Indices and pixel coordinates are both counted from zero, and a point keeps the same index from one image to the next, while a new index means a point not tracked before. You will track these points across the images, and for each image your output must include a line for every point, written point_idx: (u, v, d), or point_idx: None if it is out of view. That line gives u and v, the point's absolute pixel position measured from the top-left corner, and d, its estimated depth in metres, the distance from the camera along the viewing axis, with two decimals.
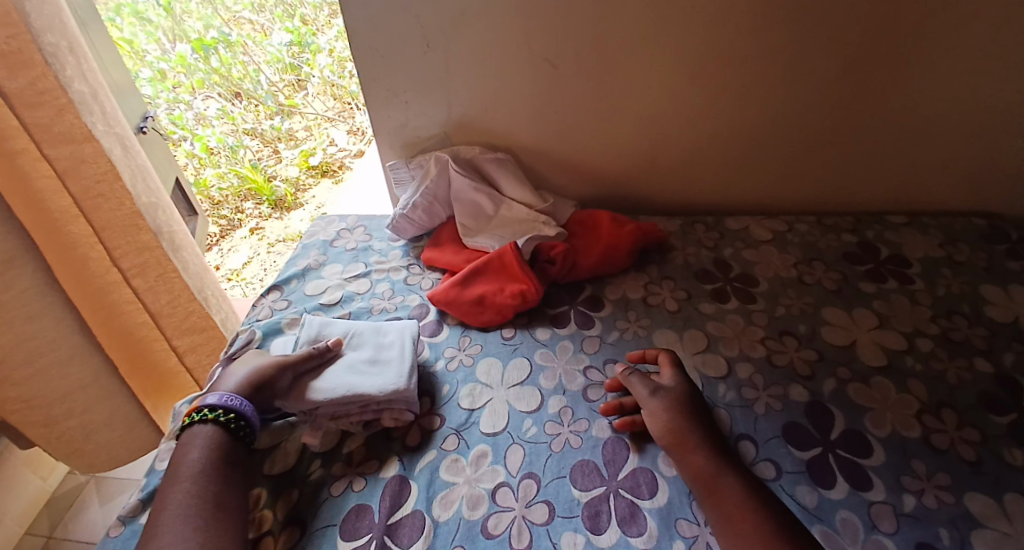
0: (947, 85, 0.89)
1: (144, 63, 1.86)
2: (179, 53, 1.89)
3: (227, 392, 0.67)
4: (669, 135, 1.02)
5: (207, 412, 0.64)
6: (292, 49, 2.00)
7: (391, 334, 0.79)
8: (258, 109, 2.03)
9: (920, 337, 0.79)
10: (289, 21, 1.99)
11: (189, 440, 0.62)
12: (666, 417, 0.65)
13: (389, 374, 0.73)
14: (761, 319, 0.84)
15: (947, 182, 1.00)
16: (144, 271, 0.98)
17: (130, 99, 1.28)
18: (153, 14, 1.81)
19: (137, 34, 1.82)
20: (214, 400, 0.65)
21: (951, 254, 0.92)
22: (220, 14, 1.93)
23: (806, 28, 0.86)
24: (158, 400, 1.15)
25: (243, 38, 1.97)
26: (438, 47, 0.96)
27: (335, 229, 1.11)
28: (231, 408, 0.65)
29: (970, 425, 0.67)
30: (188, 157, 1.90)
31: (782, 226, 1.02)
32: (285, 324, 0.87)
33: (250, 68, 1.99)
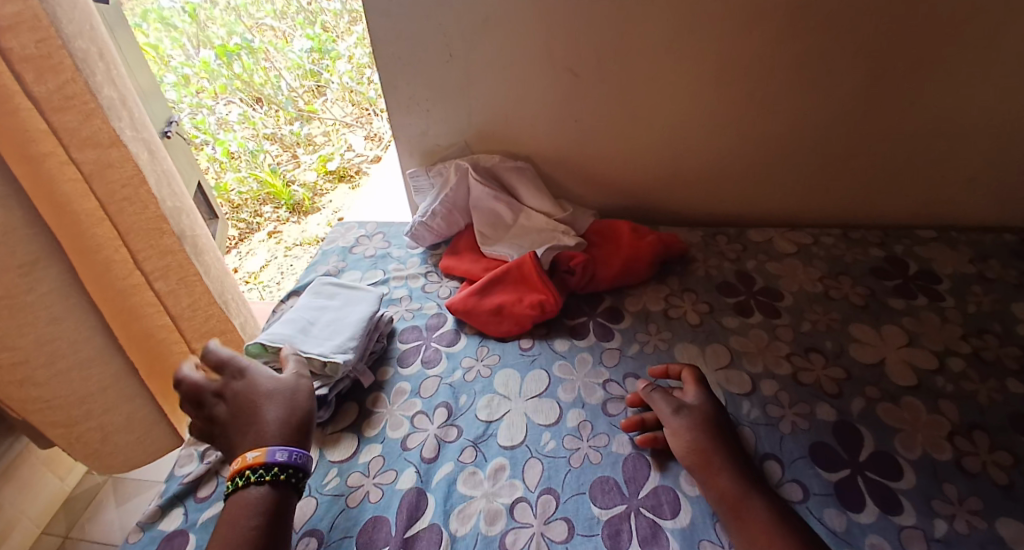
0: (981, 96, 0.87)
1: (168, 68, 1.90)
2: (202, 59, 1.92)
3: (289, 447, 0.59)
4: (690, 145, 1.00)
5: (275, 473, 0.56)
6: (313, 55, 2.03)
7: (318, 296, 0.86)
8: (279, 114, 2.06)
9: (951, 356, 0.76)
10: (310, 28, 2.02)
11: (252, 502, 0.55)
12: (691, 436, 0.63)
13: (361, 295, 0.87)
14: (786, 334, 0.82)
15: (979, 194, 0.97)
16: (166, 275, 0.99)
17: (152, 101, 1.31)
18: (178, 20, 1.86)
19: (162, 40, 1.87)
20: (262, 459, 0.57)
21: (982, 270, 0.89)
22: (243, 21, 1.97)
23: (835, 35, 0.84)
24: (174, 403, 1.18)
25: (265, 45, 2.00)
26: (459, 55, 0.96)
27: (354, 236, 1.11)
28: (283, 464, 0.57)
29: (1003, 448, 0.65)
30: (209, 161, 1.94)
31: (807, 239, 1.00)
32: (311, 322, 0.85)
33: (271, 74, 2.02)
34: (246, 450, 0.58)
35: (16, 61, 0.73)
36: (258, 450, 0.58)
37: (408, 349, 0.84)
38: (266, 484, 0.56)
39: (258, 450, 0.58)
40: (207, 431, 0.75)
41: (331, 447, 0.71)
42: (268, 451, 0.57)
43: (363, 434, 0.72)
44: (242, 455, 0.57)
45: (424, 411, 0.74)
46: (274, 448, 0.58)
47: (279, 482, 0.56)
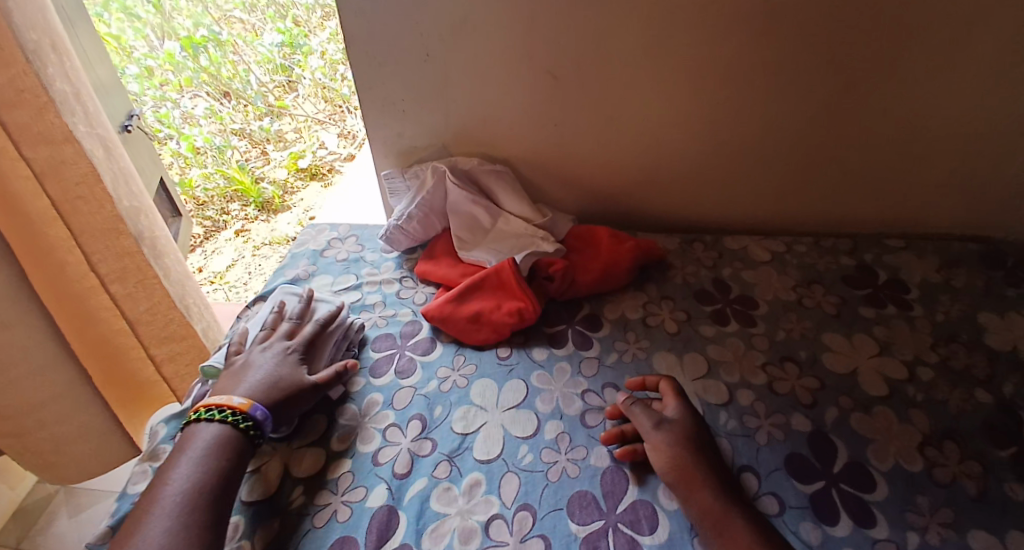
0: (949, 109, 0.89)
1: (130, 60, 1.87)
2: (167, 50, 1.89)
3: (262, 405, 0.65)
4: (668, 152, 1.00)
5: (241, 421, 0.63)
6: (284, 50, 1.98)
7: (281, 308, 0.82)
8: (247, 110, 2.01)
9: (921, 366, 0.77)
10: (281, 22, 2.00)
11: (210, 434, 0.61)
12: (672, 452, 0.63)
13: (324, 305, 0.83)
14: (761, 343, 0.82)
15: (945, 204, 1.00)
16: (123, 277, 0.94)
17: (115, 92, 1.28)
18: (141, 10, 1.84)
19: (125, 31, 1.84)
20: (245, 404, 0.64)
21: (950, 278, 0.92)
22: (211, 13, 1.93)
23: (811, 47, 0.85)
24: (133, 411, 1.12)
25: (235, 37, 1.97)
26: (437, 56, 0.94)
27: (325, 239, 1.07)
28: (257, 420, 0.64)
29: (973, 458, 0.66)
30: (173, 156, 1.86)
31: (781, 247, 1.01)
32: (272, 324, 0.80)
33: (240, 67, 1.97)
34: (233, 391, 0.66)
35: None
36: (245, 399, 0.65)
37: (381, 358, 0.81)
38: (231, 429, 0.62)
39: (245, 398, 0.65)
40: (163, 446, 0.71)
41: (297, 463, 0.68)
42: (252, 404, 0.64)
43: (331, 449, 0.69)
44: (232, 395, 0.65)
45: (397, 424, 0.72)
46: (257, 404, 0.65)
47: (243, 434, 0.63)
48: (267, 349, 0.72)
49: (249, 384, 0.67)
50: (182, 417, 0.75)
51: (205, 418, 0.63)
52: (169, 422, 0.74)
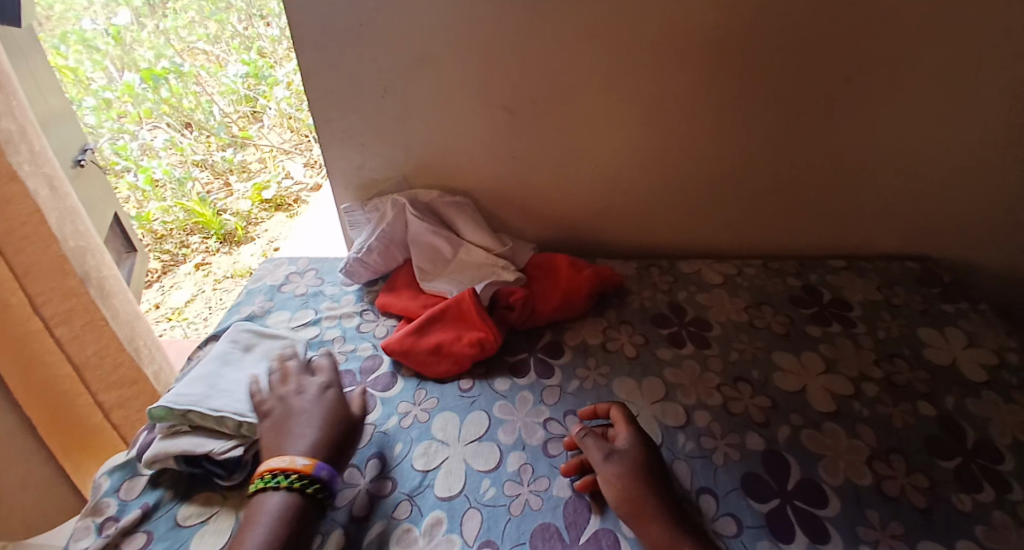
0: (881, 138, 0.95)
1: (88, 91, 1.81)
2: (126, 82, 1.85)
3: (324, 463, 0.63)
4: (623, 180, 1.04)
5: (307, 484, 0.60)
6: (248, 80, 1.97)
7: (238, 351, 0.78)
8: (210, 140, 2.01)
9: (865, 382, 0.81)
10: (246, 53, 1.97)
11: (274, 505, 0.58)
12: (623, 485, 0.63)
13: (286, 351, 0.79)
14: (716, 364, 0.84)
15: (883, 227, 1.06)
16: (69, 320, 0.92)
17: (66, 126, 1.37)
18: (101, 42, 1.79)
19: (82, 62, 1.78)
20: (308, 467, 0.61)
21: (889, 297, 0.97)
22: (173, 44, 1.91)
23: (752, 83, 0.91)
24: (79, 461, 1.06)
25: (196, 69, 1.94)
26: (395, 91, 0.96)
27: (283, 273, 1.04)
28: (323, 481, 0.61)
29: (919, 471, 0.69)
30: (130, 189, 1.88)
31: (732, 269, 1.05)
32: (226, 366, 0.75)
33: (202, 98, 1.96)
34: (291, 453, 0.63)
35: None
36: (308, 459, 0.62)
37: None
38: (299, 496, 0.59)
39: (306, 459, 0.62)
40: (107, 499, 0.67)
41: None
42: (315, 464, 0.62)
43: None
44: (294, 457, 0.62)
45: (355, 465, 0.70)
46: (321, 464, 0.62)
47: (311, 498, 0.60)
48: (304, 391, 0.71)
49: (302, 435, 0.65)
50: (128, 466, 0.71)
51: (271, 486, 0.60)
52: (112, 473, 0.70)
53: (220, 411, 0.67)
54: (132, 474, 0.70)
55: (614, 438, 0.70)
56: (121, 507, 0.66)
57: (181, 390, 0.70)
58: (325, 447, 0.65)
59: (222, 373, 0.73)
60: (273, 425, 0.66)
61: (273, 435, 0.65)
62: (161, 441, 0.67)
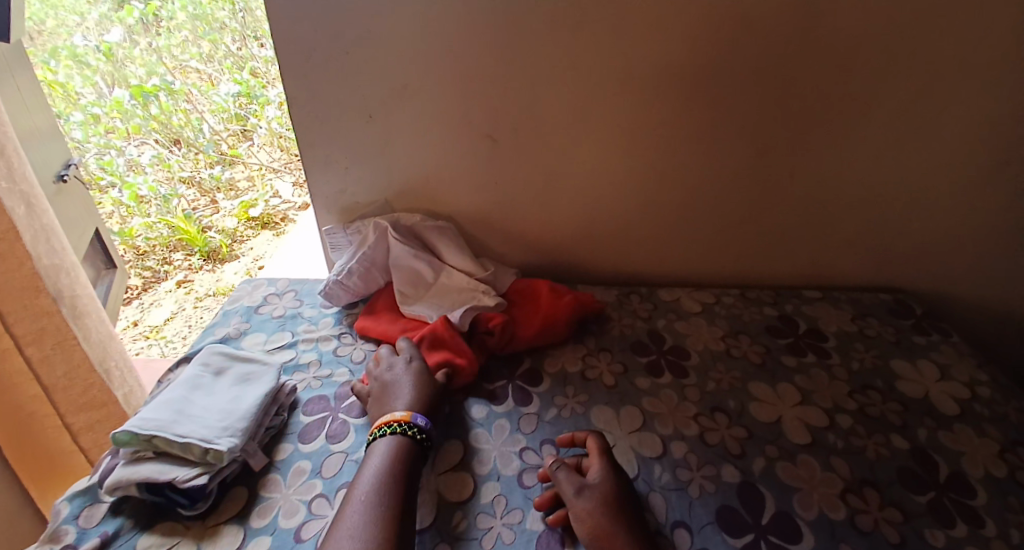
0: (852, 173, 0.98)
1: (77, 106, 1.83)
2: (115, 98, 1.85)
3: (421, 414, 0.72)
4: (603, 208, 1.05)
5: (411, 428, 0.69)
6: (240, 99, 1.97)
7: (209, 374, 0.75)
8: (198, 157, 2.01)
9: (840, 413, 0.81)
10: (238, 73, 1.95)
11: (388, 444, 0.67)
12: (594, 522, 0.62)
13: (259, 372, 0.77)
14: (693, 394, 0.84)
15: (856, 258, 1.08)
16: (40, 339, 0.99)
17: (52, 143, 1.41)
18: (92, 58, 1.79)
19: (72, 77, 1.79)
20: (410, 415, 0.71)
21: (863, 327, 0.98)
22: (165, 62, 1.91)
23: (727, 119, 0.93)
24: (46, 488, 1.12)
25: (188, 86, 1.95)
26: (378, 117, 0.97)
27: (261, 295, 1.02)
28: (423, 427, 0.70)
29: (892, 505, 0.69)
30: (115, 205, 1.87)
31: (710, 298, 1.06)
32: (195, 390, 0.72)
33: (193, 116, 1.96)
34: (389, 411, 0.72)
35: None
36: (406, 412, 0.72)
37: (312, 421, 0.75)
38: (405, 438, 0.68)
39: (405, 412, 0.72)
40: (66, 526, 0.64)
41: (211, 542, 0.62)
42: (413, 414, 0.71)
43: (248, 525, 0.63)
44: (394, 411, 0.72)
45: (324, 494, 0.66)
46: (417, 414, 0.72)
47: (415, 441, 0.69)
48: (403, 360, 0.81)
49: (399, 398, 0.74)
50: (90, 492, 0.67)
51: (379, 434, 0.69)
52: (72, 499, 0.67)
53: (186, 438, 0.65)
54: (95, 500, 0.66)
55: (587, 470, 0.69)
56: (80, 535, 0.62)
57: (146, 414, 0.67)
58: (420, 405, 0.74)
59: (191, 398, 0.71)
60: (377, 392, 0.76)
61: (377, 403, 0.75)
62: (124, 467, 0.64)
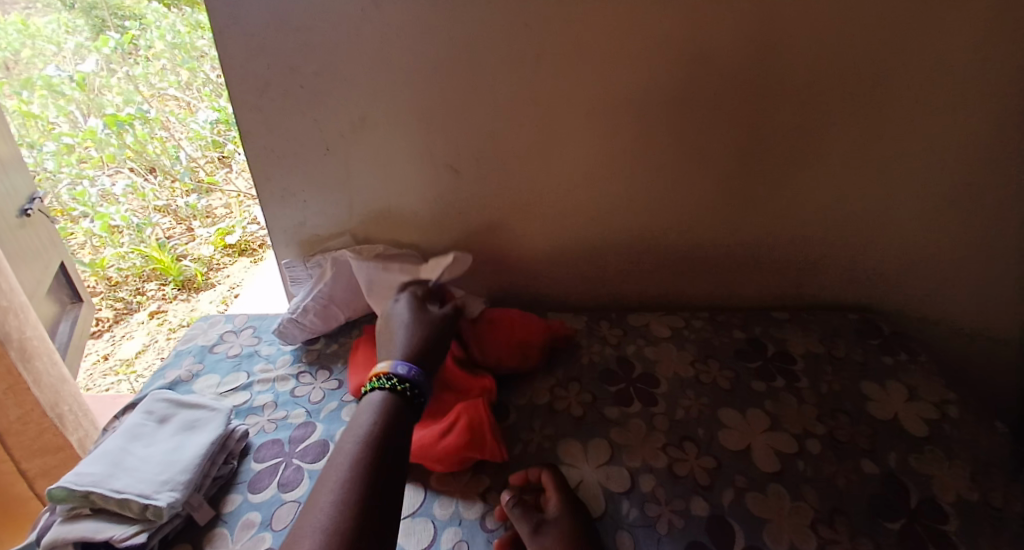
0: (812, 195, 0.98)
1: (49, 136, 1.78)
2: (89, 128, 1.82)
3: (406, 364, 0.69)
4: (569, 235, 1.04)
5: (395, 382, 0.67)
6: (218, 126, 1.96)
7: (153, 422, 0.72)
8: (174, 186, 1.96)
9: (809, 439, 0.80)
10: (216, 101, 1.95)
11: (374, 402, 0.65)
12: None
13: (208, 417, 0.74)
14: (662, 423, 0.82)
15: (823, 279, 1.08)
16: None
17: (15, 175, 1.38)
18: (66, 87, 1.78)
19: (45, 107, 1.77)
20: (388, 368, 0.69)
21: (831, 348, 0.98)
22: (141, 90, 1.87)
23: (687, 145, 0.94)
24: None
25: (164, 114, 1.92)
26: (337, 149, 0.95)
27: (217, 333, 0.98)
28: (404, 377, 0.68)
29: (864, 535, 0.67)
30: (87, 234, 1.84)
31: (679, 322, 1.05)
32: (136, 440, 0.69)
33: (169, 143, 1.93)
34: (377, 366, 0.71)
35: None
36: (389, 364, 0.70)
37: (264, 469, 0.72)
38: (390, 393, 0.66)
39: (387, 365, 0.70)
40: None
41: None
42: (393, 365, 0.69)
43: None
44: (378, 365, 0.70)
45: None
46: (399, 364, 0.69)
47: (403, 395, 0.66)
48: (399, 302, 0.86)
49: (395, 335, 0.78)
50: None
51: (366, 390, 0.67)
52: None
53: (123, 494, 0.61)
54: None
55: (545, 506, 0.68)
56: None
57: (81, 468, 0.64)
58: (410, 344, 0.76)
59: (131, 449, 0.67)
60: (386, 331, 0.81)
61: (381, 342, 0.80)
62: (59, 526, 0.60)
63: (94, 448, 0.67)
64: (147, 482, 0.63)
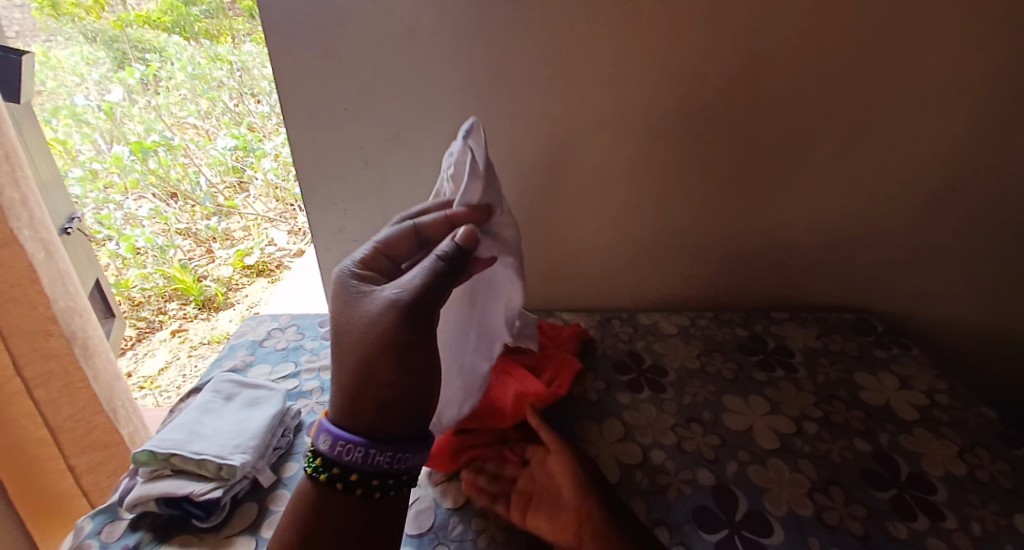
0: (807, 201, 1.07)
1: (75, 163, 1.82)
2: (114, 154, 1.90)
3: (336, 441, 0.59)
4: (584, 240, 1.14)
5: (321, 468, 0.59)
6: (236, 152, 1.99)
7: (221, 400, 0.81)
8: (194, 210, 2.05)
9: (807, 421, 0.88)
10: (235, 128, 1.97)
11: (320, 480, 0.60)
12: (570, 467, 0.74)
13: (268, 397, 0.83)
14: (671, 406, 0.90)
15: (819, 281, 1.17)
16: (48, 382, 1.07)
17: (55, 196, 1.49)
18: (91, 116, 1.82)
19: (71, 135, 1.79)
20: (313, 440, 0.60)
21: (827, 343, 1.06)
22: (163, 119, 1.93)
23: (692, 157, 1.04)
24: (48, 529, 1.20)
25: (186, 142, 1.98)
26: (374, 164, 1.07)
27: (265, 329, 1.08)
28: (328, 456, 0.59)
29: (856, 501, 0.75)
30: (110, 257, 1.92)
31: (686, 321, 1.13)
32: (207, 414, 0.78)
33: (190, 169, 2.00)
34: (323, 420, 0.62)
35: None
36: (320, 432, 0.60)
37: None
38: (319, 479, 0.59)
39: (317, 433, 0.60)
40: (89, 541, 0.67)
41: None
42: (319, 442, 0.59)
43: (259, 535, 0.67)
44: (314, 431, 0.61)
45: None
46: (324, 440, 0.59)
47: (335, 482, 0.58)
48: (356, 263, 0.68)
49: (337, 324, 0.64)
50: (111, 510, 0.71)
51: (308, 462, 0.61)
52: (94, 516, 0.70)
53: (202, 455, 0.70)
54: (114, 516, 0.70)
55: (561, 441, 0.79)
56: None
57: (162, 435, 0.73)
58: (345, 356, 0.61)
59: (203, 421, 0.76)
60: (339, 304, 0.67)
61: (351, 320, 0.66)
62: (143, 485, 0.68)
63: (172, 420, 0.76)
64: (222, 447, 0.72)
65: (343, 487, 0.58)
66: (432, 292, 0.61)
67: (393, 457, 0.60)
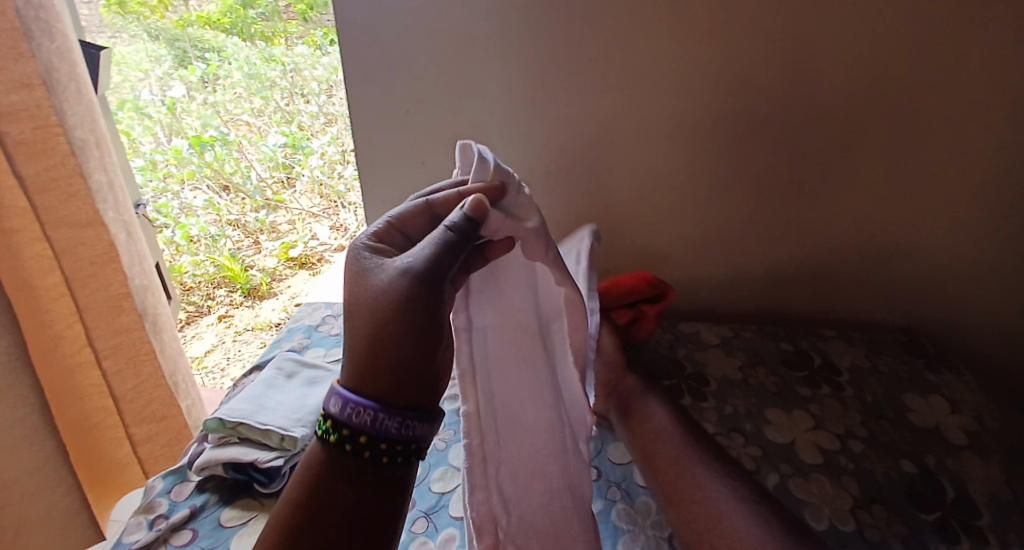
0: (860, 217, 1.06)
1: (137, 153, 1.94)
2: (174, 146, 1.97)
3: (347, 397, 0.47)
4: (629, 246, 1.15)
5: (330, 430, 0.47)
6: (286, 150, 2.09)
7: (283, 375, 0.87)
8: (244, 203, 2.10)
9: (851, 439, 0.87)
10: (286, 126, 2.08)
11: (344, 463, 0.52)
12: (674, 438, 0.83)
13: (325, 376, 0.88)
14: (711, 415, 0.91)
15: (868, 299, 1.14)
16: (115, 353, 1.07)
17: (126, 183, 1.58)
18: (153, 110, 1.93)
19: (133, 127, 1.91)
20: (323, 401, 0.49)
21: (876, 363, 1.04)
22: (219, 115, 2.04)
23: (741, 168, 1.04)
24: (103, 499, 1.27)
25: (240, 138, 2.08)
26: (430, 163, 1.11)
27: (320, 315, 1.14)
28: (338, 419, 0.47)
29: (899, 521, 0.73)
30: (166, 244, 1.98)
31: (729, 332, 1.13)
32: (270, 388, 0.83)
33: (242, 164, 2.08)
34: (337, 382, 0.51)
35: (15, 146, 0.87)
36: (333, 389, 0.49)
37: None
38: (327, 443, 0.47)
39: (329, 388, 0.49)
40: (160, 499, 0.73)
41: None
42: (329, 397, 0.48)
43: None
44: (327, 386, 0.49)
45: None
46: (335, 394, 0.48)
47: (343, 447, 0.46)
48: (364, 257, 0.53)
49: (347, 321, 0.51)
50: (181, 472, 0.77)
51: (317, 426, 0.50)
52: (164, 476, 0.77)
53: (267, 425, 0.75)
54: (184, 478, 0.76)
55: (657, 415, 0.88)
56: (172, 507, 0.72)
57: (230, 405, 0.79)
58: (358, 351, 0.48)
59: (267, 394, 0.82)
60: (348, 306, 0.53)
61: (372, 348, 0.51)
62: (211, 450, 0.74)
63: (240, 390, 0.82)
64: (286, 417, 0.77)
65: (353, 456, 0.46)
66: (448, 266, 0.49)
67: (413, 425, 0.47)
